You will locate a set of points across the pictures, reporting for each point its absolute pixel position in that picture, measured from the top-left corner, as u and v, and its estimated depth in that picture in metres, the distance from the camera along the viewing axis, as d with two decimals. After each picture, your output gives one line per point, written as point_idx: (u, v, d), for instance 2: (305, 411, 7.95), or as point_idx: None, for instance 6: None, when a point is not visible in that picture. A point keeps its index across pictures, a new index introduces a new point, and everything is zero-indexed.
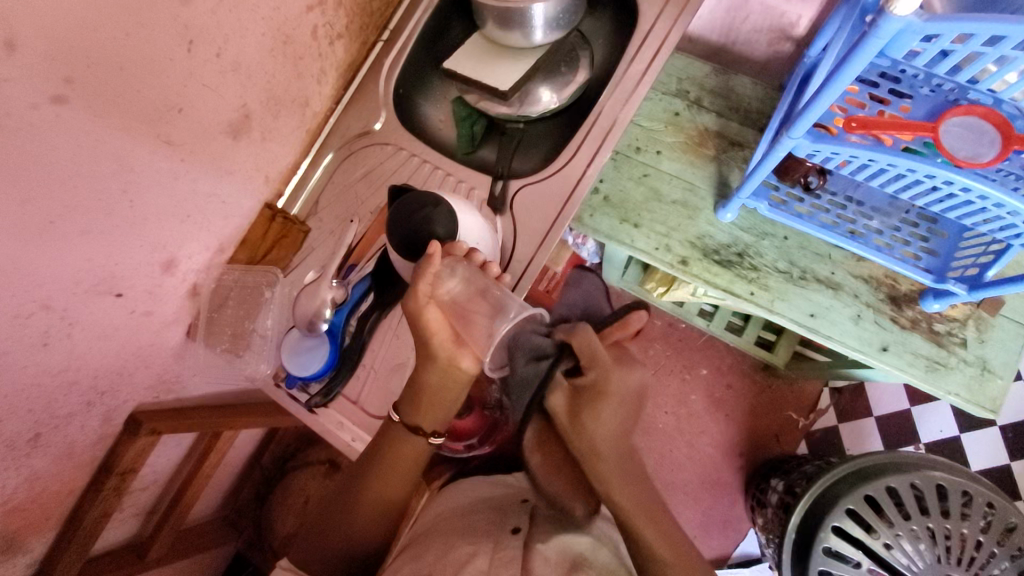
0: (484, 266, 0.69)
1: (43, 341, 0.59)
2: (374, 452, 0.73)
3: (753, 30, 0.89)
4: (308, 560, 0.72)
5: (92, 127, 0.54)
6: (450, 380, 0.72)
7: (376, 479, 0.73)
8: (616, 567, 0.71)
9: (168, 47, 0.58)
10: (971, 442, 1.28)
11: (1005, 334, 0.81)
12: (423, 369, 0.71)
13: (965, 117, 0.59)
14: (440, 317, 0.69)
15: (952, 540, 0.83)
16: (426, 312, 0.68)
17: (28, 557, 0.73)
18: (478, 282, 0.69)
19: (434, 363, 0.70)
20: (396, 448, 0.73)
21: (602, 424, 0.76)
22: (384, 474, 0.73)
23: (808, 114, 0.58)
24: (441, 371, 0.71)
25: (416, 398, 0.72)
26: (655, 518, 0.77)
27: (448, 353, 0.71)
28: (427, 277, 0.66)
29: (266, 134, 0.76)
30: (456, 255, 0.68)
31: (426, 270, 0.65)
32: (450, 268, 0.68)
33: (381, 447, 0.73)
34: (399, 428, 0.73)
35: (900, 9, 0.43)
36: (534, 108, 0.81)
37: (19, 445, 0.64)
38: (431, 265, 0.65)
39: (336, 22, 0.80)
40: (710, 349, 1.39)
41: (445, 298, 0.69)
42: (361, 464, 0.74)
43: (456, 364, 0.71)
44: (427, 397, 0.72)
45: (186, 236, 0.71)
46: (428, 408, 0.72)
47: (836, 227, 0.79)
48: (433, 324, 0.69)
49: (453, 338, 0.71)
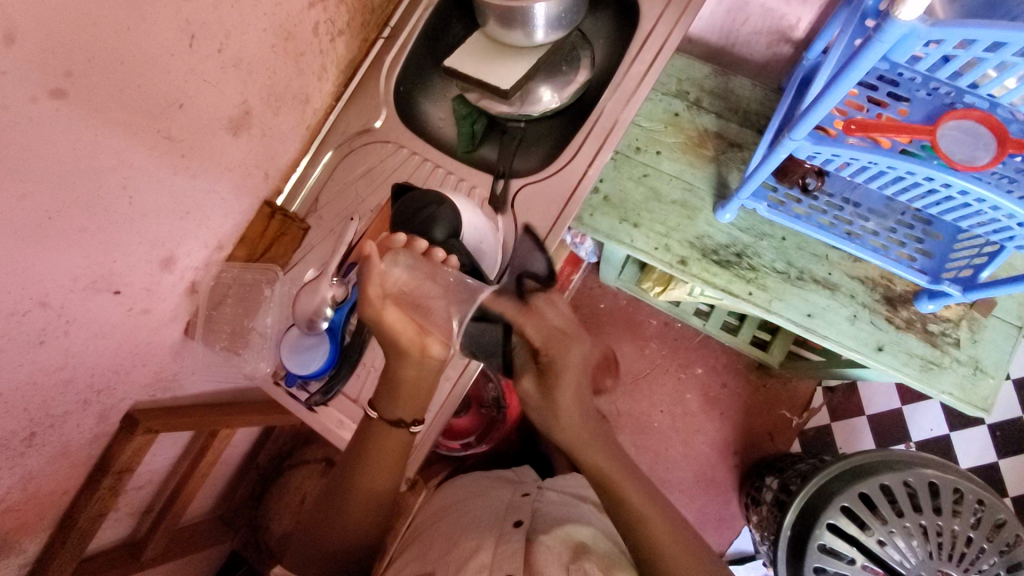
0: (429, 252, 0.65)
1: (39, 338, 0.58)
2: (358, 448, 0.72)
3: (752, 31, 0.90)
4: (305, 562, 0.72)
5: (91, 120, 0.53)
6: (427, 372, 0.70)
7: (365, 476, 0.72)
8: (614, 552, 0.70)
9: (169, 43, 0.57)
10: (960, 439, 1.30)
11: (997, 334, 0.82)
12: (397, 365, 0.69)
13: (961, 120, 0.60)
14: (400, 314, 0.68)
15: (944, 536, 0.85)
16: (386, 312, 0.67)
17: (20, 558, 0.72)
18: (424, 269, 0.67)
19: (407, 359, 0.68)
20: (380, 442, 0.71)
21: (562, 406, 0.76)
22: (370, 466, 0.71)
23: (809, 116, 0.58)
24: (416, 364, 0.69)
25: (393, 390, 0.70)
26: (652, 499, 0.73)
27: (417, 346, 0.69)
28: (374, 278, 0.66)
29: (266, 131, 0.76)
30: (397, 246, 0.66)
31: (370, 272, 0.65)
32: (394, 262, 0.67)
33: (364, 440, 0.71)
34: (378, 425, 0.71)
35: (906, 13, 0.43)
36: (535, 108, 0.81)
37: (13, 444, 0.63)
38: (373, 266, 0.65)
39: (337, 19, 0.79)
40: (705, 348, 1.40)
41: (398, 290, 0.68)
42: (348, 461, 0.73)
43: (429, 354, 0.70)
44: (407, 391, 0.70)
45: (184, 234, 0.71)
46: (410, 400, 0.70)
47: (833, 228, 0.80)
48: (395, 322, 0.68)
49: (418, 332, 0.69)
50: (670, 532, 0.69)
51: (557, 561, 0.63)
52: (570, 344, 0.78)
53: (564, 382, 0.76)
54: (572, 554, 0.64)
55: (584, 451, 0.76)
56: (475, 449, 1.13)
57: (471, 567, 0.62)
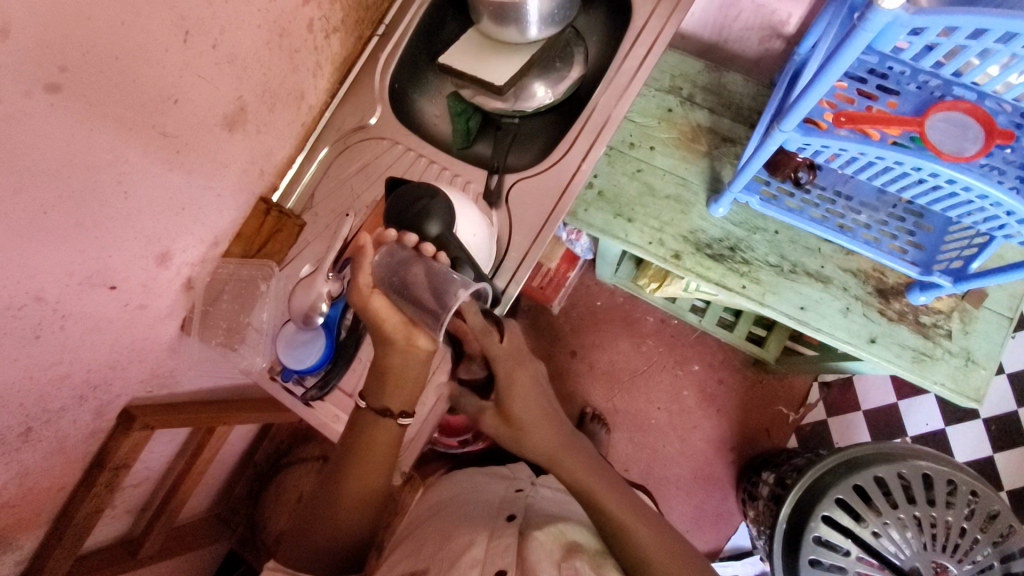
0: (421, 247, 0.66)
1: (35, 333, 0.59)
2: (349, 440, 0.71)
3: (744, 27, 0.90)
4: (298, 560, 0.73)
5: (86, 116, 0.54)
6: (413, 363, 0.68)
7: (353, 469, 0.71)
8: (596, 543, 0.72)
9: (164, 39, 0.57)
10: (955, 434, 1.30)
11: (989, 326, 0.82)
12: (384, 354, 0.68)
13: (950, 112, 0.61)
14: (387, 303, 0.66)
15: (937, 528, 0.85)
16: (373, 302, 0.66)
17: (17, 554, 0.73)
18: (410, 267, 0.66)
19: (392, 347, 0.67)
20: (369, 433, 0.70)
21: (527, 422, 0.71)
22: (360, 462, 0.71)
23: (798, 107, 0.58)
24: (401, 354, 0.67)
25: (381, 382, 0.69)
26: (639, 509, 0.70)
27: (403, 336, 0.67)
28: (366, 269, 0.65)
29: (261, 128, 0.76)
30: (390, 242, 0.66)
31: (361, 262, 0.65)
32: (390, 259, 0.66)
33: (355, 434, 0.71)
34: (368, 415, 0.70)
35: (888, 3, 0.44)
36: (529, 103, 0.82)
37: (10, 439, 0.63)
38: (364, 257, 0.64)
39: (331, 16, 0.79)
40: (702, 345, 1.41)
41: (389, 285, 0.67)
42: (338, 455, 0.73)
43: (414, 344, 0.67)
44: (392, 381, 0.69)
45: (179, 229, 0.71)
46: (397, 389, 0.69)
47: (825, 221, 0.80)
48: (380, 311, 0.66)
49: (405, 321, 0.67)
50: (648, 522, 0.70)
51: (549, 559, 0.62)
52: (530, 359, 0.73)
53: (528, 412, 0.71)
54: (563, 553, 0.64)
55: (557, 461, 0.72)
56: (473, 447, 1.16)
57: (463, 563, 0.62)
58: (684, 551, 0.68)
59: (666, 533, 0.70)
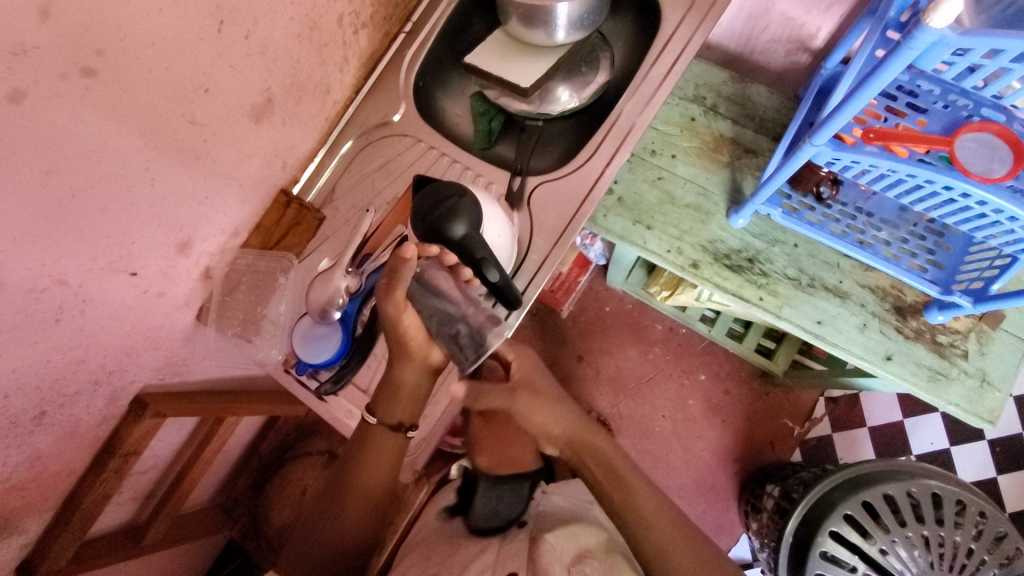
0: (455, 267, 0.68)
1: (56, 316, 0.58)
2: (357, 450, 0.73)
3: (771, 39, 0.91)
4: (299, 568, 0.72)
5: (118, 100, 0.54)
6: (425, 377, 0.72)
7: (361, 476, 0.72)
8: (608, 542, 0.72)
9: (200, 27, 0.57)
10: (959, 453, 1.30)
11: (1006, 346, 0.82)
12: (399, 368, 0.71)
13: (979, 133, 0.60)
14: (416, 320, 0.70)
15: (945, 547, 0.85)
16: (405, 317, 0.68)
17: (22, 538, 0.72)
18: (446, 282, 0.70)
19: (410, 361, 0.70)
20: (379, 445, 0.72)
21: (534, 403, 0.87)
22: (369, 470, 0.72)
23: (832, 122, 0.58)
24: (417, 368, 0.71)
25: (392, 398, 0.71)
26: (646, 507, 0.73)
27: (422, 352, 0.71)
28: (405, 282, 0.66)
29: (287, 120, 0.76)
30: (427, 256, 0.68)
31: (402, 273, 0.65)
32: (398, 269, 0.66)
33: (362, 443, 0.72)
34: (376, 428, 0.71)
35: (936, 20, 0.44)
36: (552, 107, 0.82)
37: (23, 422, 0.63)
38: (409, 270, 0.65)
39: (361, 11, 0.79)
40: (709, 355, 1.41)
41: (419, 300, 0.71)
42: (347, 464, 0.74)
43: (430, 360, 0.72)
44: (405, 396, 0.71)
45: (201, 218, 0.71)
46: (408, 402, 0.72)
47: (846, 236, 0.80)
48: (410, 327, 0.69)
49: (426, 338, 0.71)
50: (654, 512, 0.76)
51: (560, 562, 0.63)
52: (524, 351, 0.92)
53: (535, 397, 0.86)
54: (574, 555, 0.64)
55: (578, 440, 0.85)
56: None
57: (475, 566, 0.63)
58: (706, 553, 0.71)
59: (693, 537, 0.73)
